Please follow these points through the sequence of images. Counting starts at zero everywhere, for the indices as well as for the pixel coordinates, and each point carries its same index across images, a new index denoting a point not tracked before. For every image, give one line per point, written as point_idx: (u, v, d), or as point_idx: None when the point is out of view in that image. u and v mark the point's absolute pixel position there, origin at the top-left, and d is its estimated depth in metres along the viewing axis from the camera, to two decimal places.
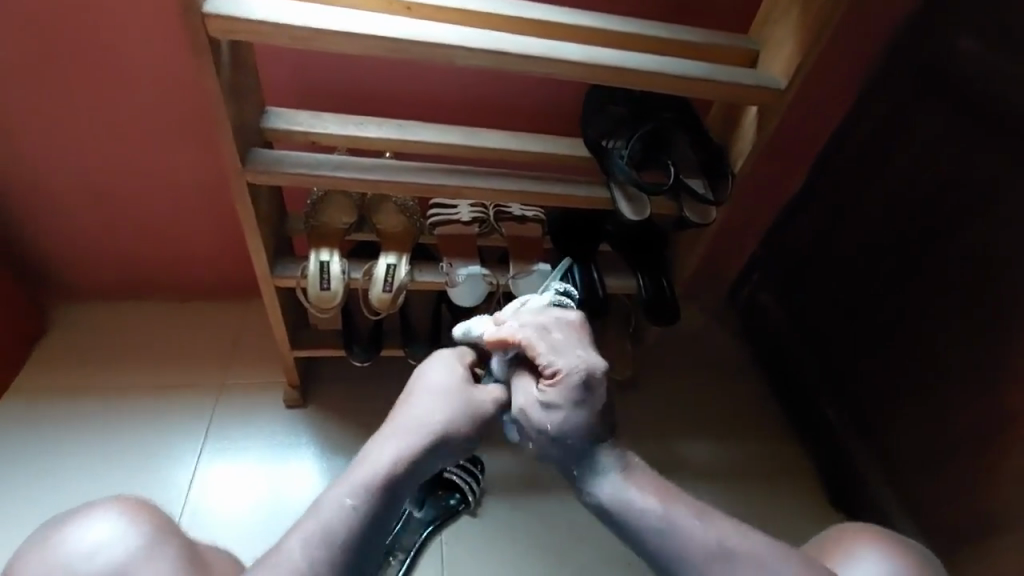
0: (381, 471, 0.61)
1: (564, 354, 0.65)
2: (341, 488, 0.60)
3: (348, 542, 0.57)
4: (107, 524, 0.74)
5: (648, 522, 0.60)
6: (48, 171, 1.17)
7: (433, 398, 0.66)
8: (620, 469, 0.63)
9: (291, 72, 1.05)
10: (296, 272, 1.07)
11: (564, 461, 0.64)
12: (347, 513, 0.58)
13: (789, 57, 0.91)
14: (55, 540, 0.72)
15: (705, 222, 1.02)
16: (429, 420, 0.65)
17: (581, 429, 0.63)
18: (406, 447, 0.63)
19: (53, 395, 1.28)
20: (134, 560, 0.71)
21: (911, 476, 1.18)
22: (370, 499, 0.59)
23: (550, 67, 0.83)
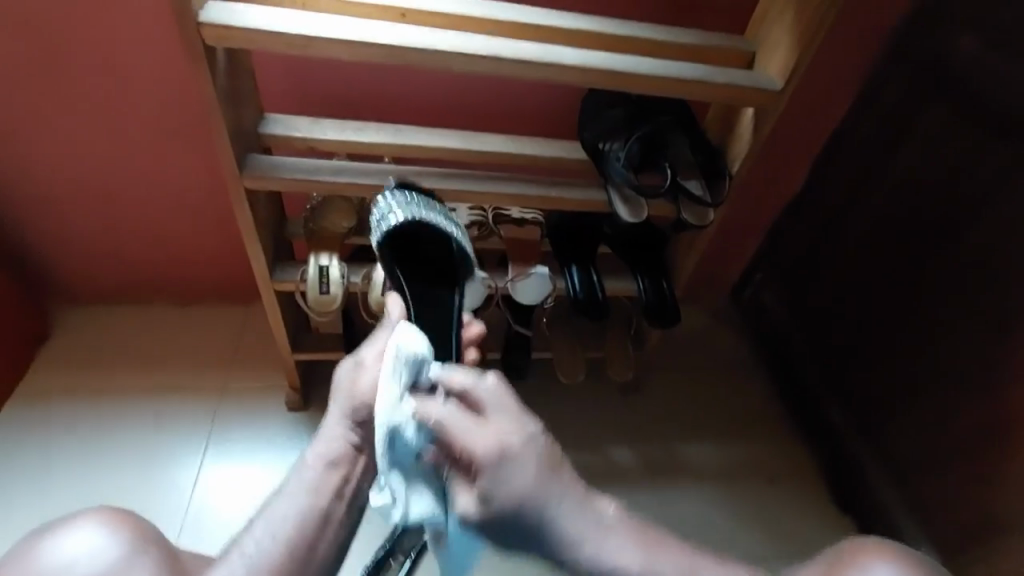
0: (318, 462, 0.70)
1: (476, 438, 0.59)
2: (284, 493, 0.70)
3: (297, 525, 0.67)
4: (87, 536, 0.74)
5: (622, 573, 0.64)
6: (50, 177, 1.19)
7: (344, 379, 0.72)
8: (590, 509, 0.64)
9: (289, 78, 1.06)
10: (295, 276, 1.08)
11: (538, 531, 0.60)
12: (292, 502, 0.68)
13: (786, 58, 0.91)
14: (35, 552, 0.73)
15: (703, 225, 1.02)
16: (346, 402, 0.70)
17: (518, 502, 0.58)
18: (334, 434, 0.71)
19: (57, 398, 1.29)
20: (109, 572, 0.72)
21: (916, 478, 1.17)
22: (310, 486, 0.69)
23: (545, 71, 0.84)
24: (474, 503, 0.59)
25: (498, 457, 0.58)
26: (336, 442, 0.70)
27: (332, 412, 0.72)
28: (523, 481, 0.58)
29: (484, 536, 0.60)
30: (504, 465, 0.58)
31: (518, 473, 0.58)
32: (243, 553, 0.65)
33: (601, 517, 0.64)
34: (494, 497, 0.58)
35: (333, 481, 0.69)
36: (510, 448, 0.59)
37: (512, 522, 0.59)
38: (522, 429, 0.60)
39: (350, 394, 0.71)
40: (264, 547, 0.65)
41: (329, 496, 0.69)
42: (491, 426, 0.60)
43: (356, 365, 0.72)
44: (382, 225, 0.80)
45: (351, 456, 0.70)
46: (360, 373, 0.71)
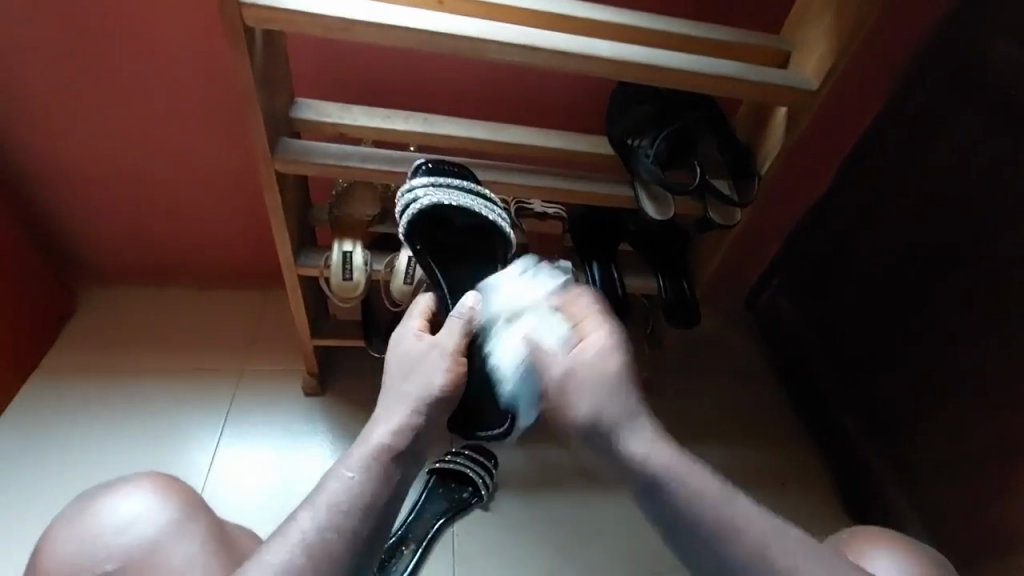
0: (381, 448, 0.66)
1: (592, 325, 0.73)
2: (340, 472, 0.65)
3: (356, 516, 0.62)
4: (140, 499, 0.76)
5: (693, 493, 0.63)
6: (82, 156, 1.20)
7: (416, 369, 0.73)
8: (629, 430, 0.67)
9: (321, 64, 1.06)
10: (319, 261, 1.08)
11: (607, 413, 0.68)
12: (351, 488, 0.63)
13: (822, 57, 0.90)
14: (94, 511, 0.75)
15: (728, 224, 1.01)
16: (417, 389, 0.71)
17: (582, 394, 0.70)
18: (401, 420, 0.69)
19: (79, 373, 1.31)
20: (165, 535, 0.73)
21: (933, 489, 1.15)
22: (371, 474, 0.64)
23: (578, 63, 0.83)
24: (573, 366, 0.70)
25: (610, 346, 0.71)
26: (403, 427, 0.68)
27: (403, 396, 0.71)
28: (614, 360, 0.70)
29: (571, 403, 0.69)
30: (614, 347, 0.71)
31: (606, 360, 0.70)
32: (300, 537, 0.60)
33: (676, 445, 0.68)
34: (598, 363, 0.70)
35: (396, 474, 0.66)
36: (610, 345, 0.71)
37: (599, 391, 0.68)
38: (620, 329, 0.73)
39: (423, 384, 0.72)
40: (323, 534, 0.60)
41: (389, 487, 0.65)
42: (589, 337, 0.72)
43: (429, 350, 0.74)
44: (409, 212, 0.91)
45: (413, 448, 0.68)
46: (436, 360, 0.74)
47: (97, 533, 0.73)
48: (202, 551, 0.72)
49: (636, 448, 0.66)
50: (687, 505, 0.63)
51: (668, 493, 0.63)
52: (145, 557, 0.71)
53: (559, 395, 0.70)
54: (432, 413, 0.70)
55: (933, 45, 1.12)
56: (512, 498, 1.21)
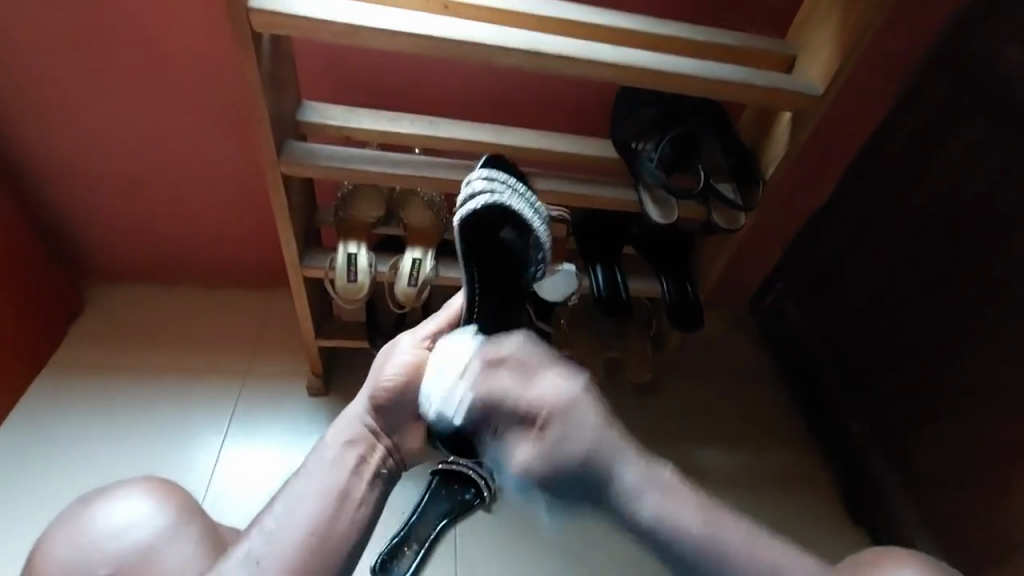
0: (336, 442, 0.70)
1: (543, 387, 0.66)
2: (302, 473, 0.69)
3: (315, 502, 0.65)
4: (136, 504, 0.76)
5: (697, 537, 0.63)
6: (91, 157, 1.22)
7: (376, 360, 0.74)
8: (652, 486, 0.65)
9: (327, 68, 1.07)
10: (324, 263, 1.09)
11: (595, 486, 0.64)
12: (310, 482, 0.67)
13: (828, 63, 0.90)
14: (88, 516, 0.75)
15: (733, 228, 1.01)
16: (369, 381, 0.72)
17: (572, 458, 0.64)
18: (356, 412, 0.72)
19: (85, 373, 1.32)
20: (161, 539, 0.74)
21: (937, 494, 1.15)
22: (328, 466, 0.68)
23: (583, 67, 0.83)
24: (536, 457, 0.64)
25: (567, 405, 0.65)
26: (356, 421, 0.71)
27: (362, 391, 0.73)
28: (579, 441, 0.64)
29: (546, 492, 0.65)
30: (573, 414, 0.65)
31: (586, 423, 0.65)
32: (265, 530, 0.65)
33: (677, 489, 0.66)
34: (557, 447, 0.64)
35: (350, 461, 0.68)
36: (572, 396, 0.66)
37: (566, 462, 0.64)
38: (575, 381, 0.67)
39: (378, 372, 0.72)
40: (283, 525, 0.65)
41: (346, 474, 0.68)
42: (549, 381, 0.67)
43: (393, 343, 0.75)
44: None
45: (370, 435, 0.70)
46: (391, 352, 0.74)
47: (92, 539, 0.73)
48: (198, 556, 0.72)
49: (638, 507, 0.64)
50: (692, 545, 0.63)
51: (681, 547, 0.63)
52: (140, 563, 0.72)
53: (552, 459, 0.64)
54: (385, 401, 0.71)
55: (941, 50, 1.11)
56: (514, 500, 1.21)
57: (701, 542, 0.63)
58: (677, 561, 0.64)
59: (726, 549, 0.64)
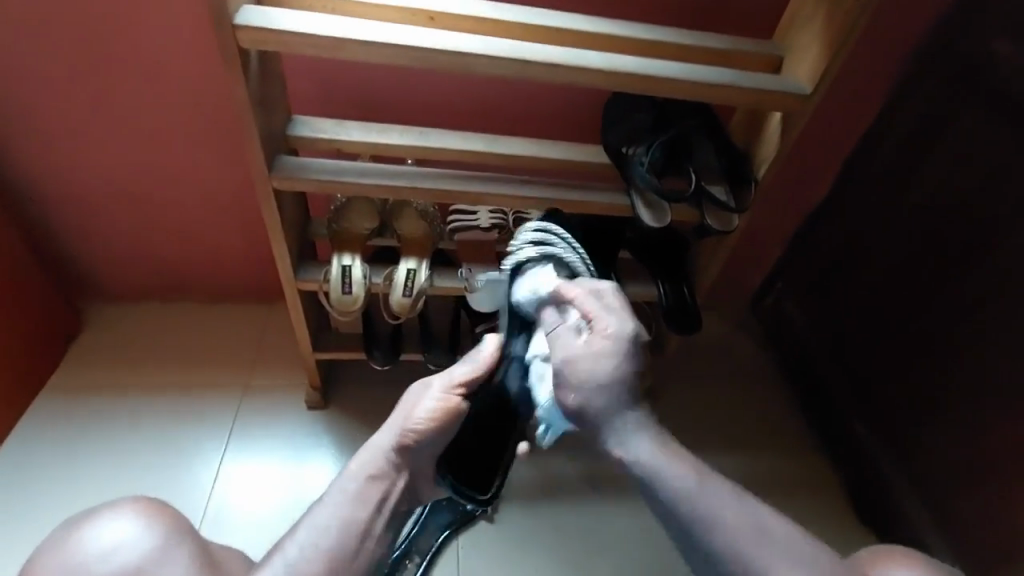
0: (361, 476, 0.72)
1: (607, 317, 0.72)
2: (325, 502, 0.71)
3: (337, 538, 0.67)
4: (125, 525, 0.74)
5: (684, 487, 0.64)
6: (88, 177, 1.23)
7: (406, 400, 0.77)
8: (647, 435, 0.67)
9: (318, 83, 1.08)
10: (319, 275, 1.09)
11: (604, 417, 0.67)
12: (335, 515, 0.69)
13: (815, 62, 0.90)
14: (75, 539, 0.72)
15: (727, 230, 1.00)
16: (401, 418, 0.75)
17: (601, 381, 0.67)
18: (382, 446, 0.74)
19: (85, 391, 1.33)
20: (148, 562, 0.71)
21: (945, 493, 1.13)
22: (351, 499, 0.70)
23: (570, 74, 0.84)
24: (582, 358, 0.69)
25: (616, 338, 0.69)
26: (382, 456, 0.73)
27: (387, 425, 0.76)
28: (624, 362, 0.68)
29: (562, 396, 0.70)
30: (619, 342, 0.69)
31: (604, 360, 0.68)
32: (287, 557, 0.66)
33: (681, 455, 0.67)
34: (602, 357, 0.68)
35: (372, 499, 0.70)
36: (624, 335, 0.70)
37: (599, 391, 0.67)
38: (635, 325, 0.71)
39: (408, 413, 0.75)
40: (306, 555, 0.66)
41: (367, 510, 0.70)
42: (605, 319, 0.71)
43: (423, 385, 0.78)
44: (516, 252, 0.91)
45: (393, 472, 0.73)
46: (423, 395, 0.76)
47: (78, 562, 0.70)
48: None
49: (635, 451, 0.66)
50: (675, 493, 0.64)
51: (669, 493, 0.64)
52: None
53: (589, 391, 0.68)
54: (415, 443, 0.73)
55: (931, 46, 1.11)
56: (516, 509, 1.20)
57: (685, 493, 0.64)
58: (667, 519, 0.65)
59: (707, 517, 0.63)
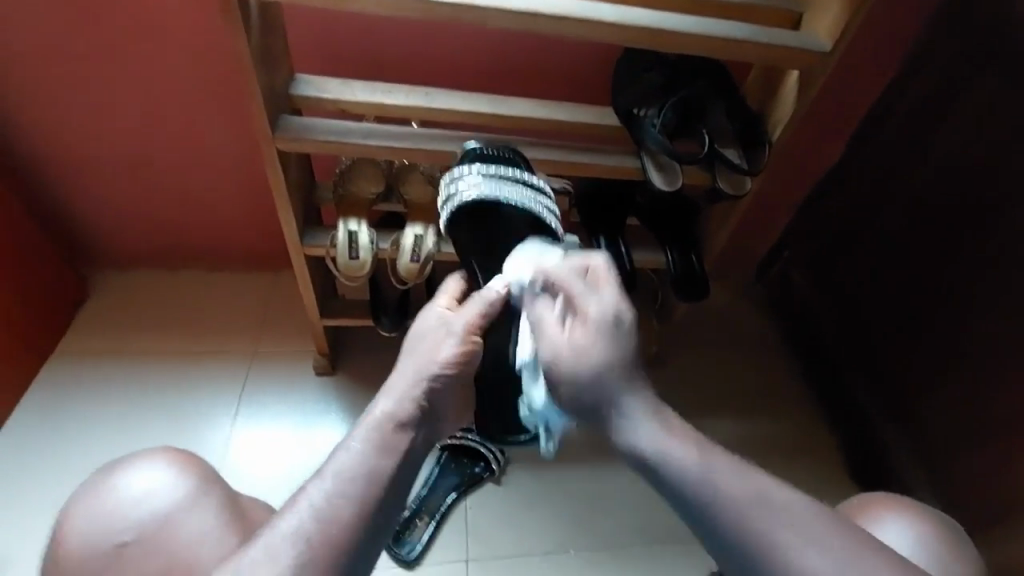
0: (385, 420, 0.60)
1: (591, 300, 0.60)
2: (347, 444, 0.58)
3: (365, 485, 0.55)
4: (157, 473, 0.75)
5: (688, 469, 0.52)
6: (86, 140, 1.20)
7: (422, 344, 0.67)
8: (659, 424, 0.55)
9: (320, 41, 1.05)
10: (326, 240, 1.08)
11: (595, 409, 0.57)
12: (362, 458, 0.57)
13: (836, 16, 0.87)
14: (109, 485, 0.74)
15: (738, 193, 0.98)
16: (425, 361, 0.65)
17: (594, 368, 0.57)
18: (408, 390, 0.63)
19: (94, 357, 1.34)
20: (180, 508, 0.72)
21: (948, 456, 1.15)
22: (376, 445, 0.58)
23: (581, 28, 0.81)
24: (564, 352, 0.59)
25: (612, 319, 0.59)
26: (410, 398, 0.62)
27: (403, 368, 0.65)
28: (611, 349, 0.57)
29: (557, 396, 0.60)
30: (609, 327, 0.58)
31: (600, 342, 0.57)
32: (309, 506, 0.54)
33: (681, 428, 0.55)
34: (586, 347, 0.58)
35: (402, 444, 0.59)
36: (615, 317, 0.59)
37: (588, 380, 0.57)
38: (626, 306, 0.60)
39: (430, 355, 0.66)
40: (333, 507, 0.54)
41: (397, 457, 0.58)
42: (601, 299, 0.60)
43: (440, 328, 0.69)
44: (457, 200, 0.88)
45: (418, 419, 0.61)
46: (443, 337, 0.68)
47: (113, 507, 0.72)
48: (215, 523, 0.71)
49: (641, 443, 0.54)
50: (680, 481, 0.52)
51: (677, 480, 0.52)
52: (159, 530, 0.71)
53: (570, 380, 0.58)
54: (443, 386, 0.64)
55: None
56: (523, 472, 1.22)
57: (690, 481, 0.52)
58: (671, 498, 0.53)
59: (720, 503, 0.51)
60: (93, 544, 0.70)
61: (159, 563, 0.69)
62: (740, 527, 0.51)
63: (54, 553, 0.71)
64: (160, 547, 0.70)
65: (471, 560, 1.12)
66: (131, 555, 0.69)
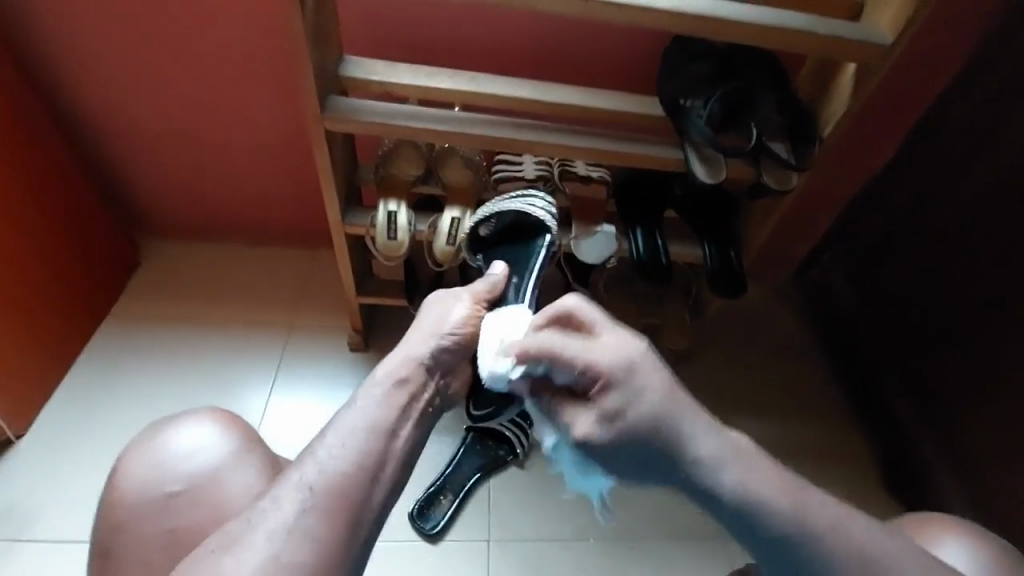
0: (388, 380, 0.62)
1: (596, 352, 0.56)
2: (353, 404, 0.60)
3: (365, 436, 0.56)
4: (205, 430, 0.79)
5: (782, 521, 0.51)
6: (145, 114, 1.26)
7: (430, 310, 0.72)
8: (730, 458, 0.53)
9: (369, 22, 1.06)
10: (366, 220, 1.11)
11: (661, 464, 0.54)
12: (365, 414, 0.58)
13: (900, 6, 0.83)
14: (160, 439, 0.77)
15: (783, 189, 0.96)
16: (426, 330, 0.69)
17: (643, 428, 0.53)
18: (413, 353, 0.66)
19: (142, 322, 1.40)
20: (226, 465, 0.76)
21: (989, 473, 1.10)
22: (381, 401, 0.60)
23: (629, 14, 0.80)
24: (601, 430, 0.55)
25: (625, 366, 0.55)
26: (413, 362, 0.65)
27: (412, 333, 0.69)
28: (653, 404, 0.53)
29: (613, 471, 0.57)
30: (632, 376, 0.55)
31: (649, 382, 0.54)
32: (314, 458, 0.54)
33: (758, 459, 0.54)
34: (625, 414, 0.54)
35: (405, 400, 0.61)
36: (635, 362, 0.55)
37: (653, 441, 0.53)
38: (637, 343, 0.57)
39: (438, 322, 0.71)
40: (336, 458, 0.54)
41: (398, 411, 0.60)
42: (608, 340, 0.57)
43: (446, 296, 0.74)
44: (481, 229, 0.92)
45: (421, 378, 0.64)
46: (451, 302, 0.73)
47: (166, 459, 0.76)
48: (259, 480, 0.75)
49: (721, 487, 0.52)
50: (780, 532, 0.51)
51: (762, 516, 0.51)
52: (206, 483, 0.75)
53: (618, 446, 0.54)
54: (443, 351, 0.68)
55: None
56: (547, 458, 1.24)
57: (785, 529, 0.51)
58: (754, 533, 0.52)
59: (819, 546, 0.51)
60: (144, 492, 0.74)
61: (206, 514, 0.73)
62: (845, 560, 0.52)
63: (108, 500, 0.75)
64: (207, 500, 0.74)
65: (491, 540, 1.15)
66: (181, 503, 0.73)
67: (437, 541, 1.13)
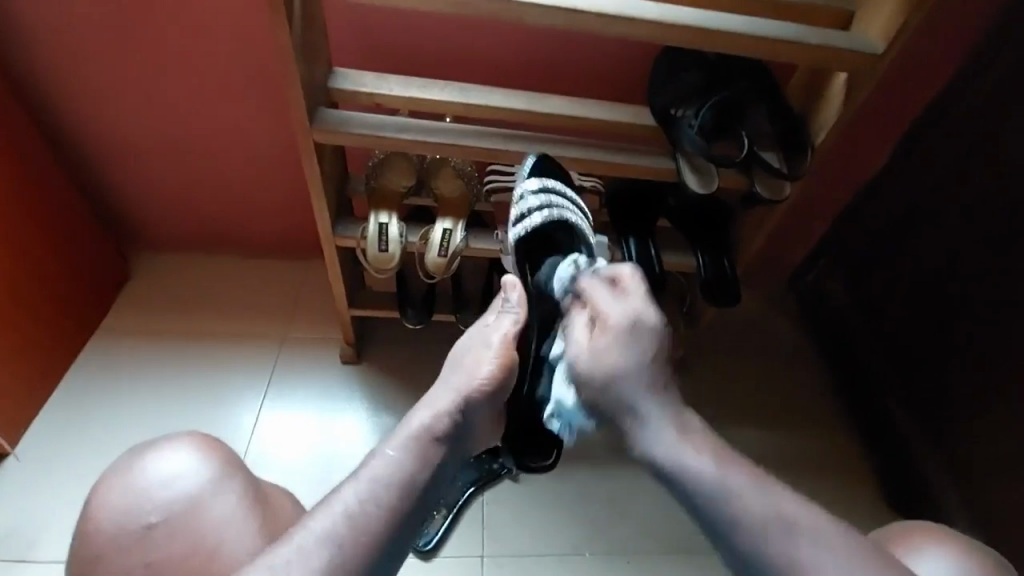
0: (421, 431, 0.61)
1: (613, 307, 0.65)
2: (383, 450, 0.59)
3: (394, 491, 0.56)
4: (181, 457, 0.77)
5: (707, 484, 0.54)
6: (135, 128, 1.26)
7: (462, 358, 0.69)
8: (676, 424, 0.59)
9: (358, 35, 1.06)
10: (357, 232, 1.09)
11: (618, 390, 0.61)
12: (396, 466, 0.58)
13: (890, 16, 0.83)
14: (135, 469, 0.75)
15: (777, 199, 0.95)
16: (463, 379, 0.66)
17: (622, 361, 0.62)
18: (444, 404, 0.63)
19: (131, 336, 1.39)
20: (205, 493, 0.75)
21: (988, 482, 1.08)
22: (412, 455, 0.59)
23: (619, 26, 0.79)
24: (585, 352, 0.64)
25: (630, 323, 0.63)
26: (443, 415, 0.62)
27: (444, 382, 0.66)
28: (641, 352, 0.62)
29: (581, 393, 0.65)
30: (634, 329, 0.63)
31: (636, 341, 0.62)
32: (343, 509, 0.54)
33: (699, 431, 0.59)
34: (607, 351, 0.63)
35: (437, 456, 0.60)
36: (641, 320, 0.64)
37: (615, 375, 0.61)
38: (651, 312, 0.64)
39: (470, 371, 0.67)
40: (366, 510, 0.54)
41: (428, 469, 0.58)
42: (629, 303, 0.66)
43: (480, 343, 0.71)
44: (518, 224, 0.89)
45: (452, 433, 0.62)
46: (481, 351, 0.69)
47: (141, 488, 0.74)
48: (241, 510, 0.74)
49: (656, 434, 0.58)
50: (698, 496, 0.54)
51: (685, 480, 0.55)
52: (185, 512, 0.73)
53: (591, 359, 0.63)
54: (477, 404, 0.65)
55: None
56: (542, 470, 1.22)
57: (713, 501, 0.54)
58: (676, 490, 0.56)
59: (738, 520, 0.53)
60: (121, 524, 0.72)
61: (184, 546, 0.71)
62: (777, 537, 0.52)
63: (82, 530, 0.73)
64: (186, 530, 0.72)
65: (486, 555, 1.13)
66: (158, 535, 0.72)
67: (430, 558, 1.10)
